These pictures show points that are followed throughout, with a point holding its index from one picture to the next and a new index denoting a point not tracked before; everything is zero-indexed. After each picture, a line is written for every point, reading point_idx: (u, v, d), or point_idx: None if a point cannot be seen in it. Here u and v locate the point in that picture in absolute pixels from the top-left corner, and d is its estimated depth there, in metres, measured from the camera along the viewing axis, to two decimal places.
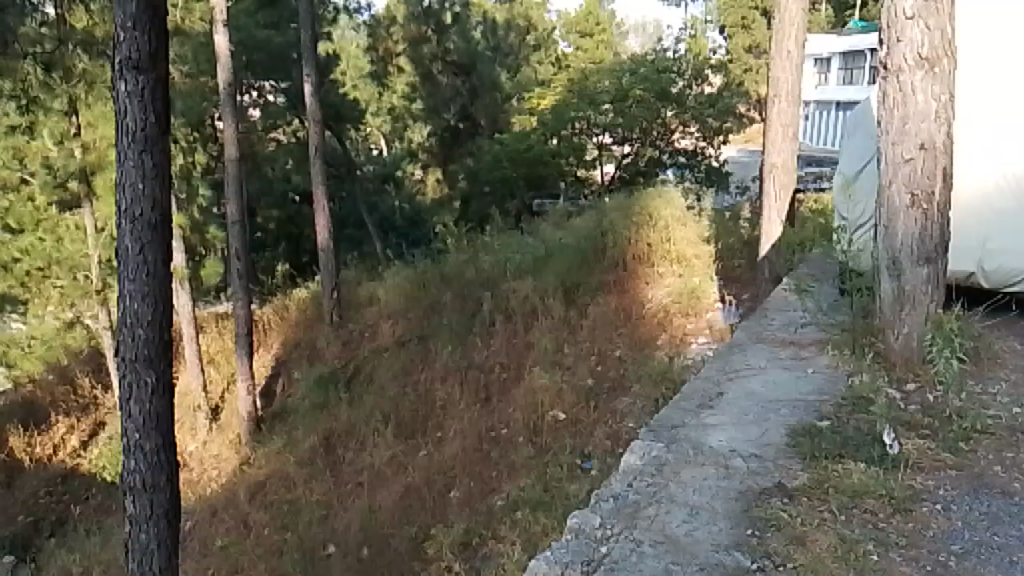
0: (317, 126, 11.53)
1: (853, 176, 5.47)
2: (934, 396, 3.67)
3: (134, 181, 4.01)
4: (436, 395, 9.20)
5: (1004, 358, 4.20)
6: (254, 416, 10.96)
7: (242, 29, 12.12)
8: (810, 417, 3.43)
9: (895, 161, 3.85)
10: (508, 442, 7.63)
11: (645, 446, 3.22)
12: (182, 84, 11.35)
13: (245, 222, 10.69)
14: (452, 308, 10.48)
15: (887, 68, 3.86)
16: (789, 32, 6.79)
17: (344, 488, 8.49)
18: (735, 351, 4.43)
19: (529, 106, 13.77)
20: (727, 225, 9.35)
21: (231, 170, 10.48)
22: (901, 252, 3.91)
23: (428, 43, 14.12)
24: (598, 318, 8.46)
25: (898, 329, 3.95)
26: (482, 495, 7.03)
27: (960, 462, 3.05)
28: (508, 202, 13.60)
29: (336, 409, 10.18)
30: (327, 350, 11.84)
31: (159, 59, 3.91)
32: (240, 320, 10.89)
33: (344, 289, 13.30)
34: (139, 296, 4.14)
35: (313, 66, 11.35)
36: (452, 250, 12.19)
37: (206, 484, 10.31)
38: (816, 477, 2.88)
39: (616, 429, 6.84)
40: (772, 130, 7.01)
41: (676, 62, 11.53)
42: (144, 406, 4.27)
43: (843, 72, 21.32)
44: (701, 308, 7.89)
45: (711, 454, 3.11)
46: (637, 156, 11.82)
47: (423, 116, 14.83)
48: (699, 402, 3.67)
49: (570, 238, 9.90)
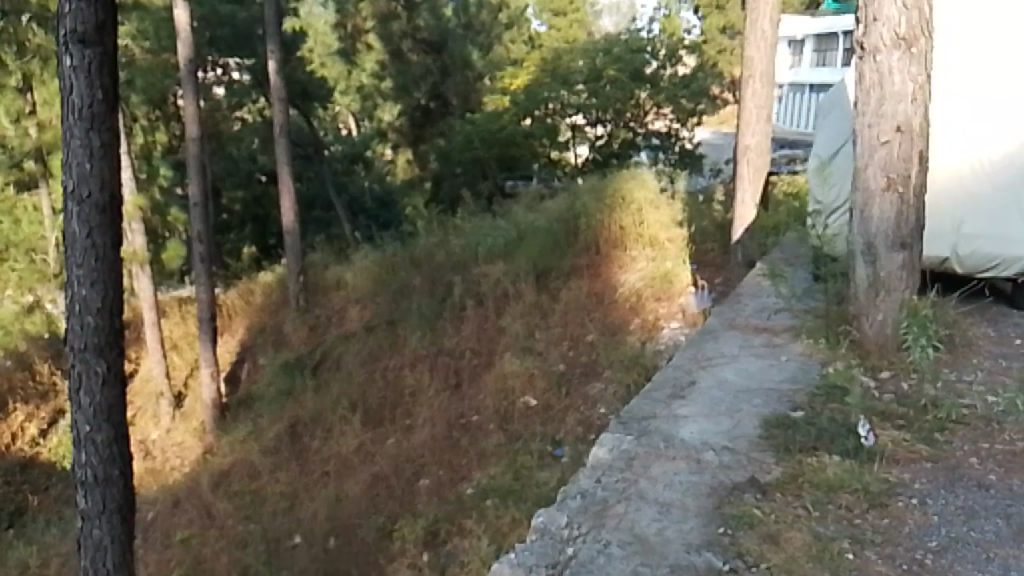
0: (282, 104, 11.29)
1: (828, 158, 5.37)
2: (909, 384, 3.63)
3: (81, 160, 3.81)
4: (405, 381, 9.08)
5: (977, 345, 4.17)
6: (218, 403, 10.78)
7: (205, 3, 12.10)
8: (784, 407, 3.35)
9: (871, 144, 3.75)
10: (478, 429, 7.53)
11: (614, 439, 3.12)
12: (142, 61, 11.26)
13: (207, 204, 10.43)
14: (422, 292, 10.34)
15: (864, 48, 3.74)
16: (763, 11, 6.70)
17: (312, 477, 8.40)
18: (708, 338, 4.34)
19: (502, 86, 13.49)
20: (700, 208, 9.23)
21: (193, 150, 10.23)
22: (876, 236, 3.82)
23: (397, 20, 13.91)
24: (570, 302, 8.36)
25: (873, 316, 3.88)
26: (451, 483, 6.95)
27: (936, 453, 2.98)
28: (481, 183, 13.31)
29: (302, 396, 10.06)
30: (295, 336, 11.65)
31: (107, 33, 3.71)
32: (203, 305, 10.60)
33: (312, 272, 12.96)
34: (87, 282, 3.96)
35: (278, 43, 11.12)
36: (422, 233, 12.04)
37: (170, 472, 10.18)
38: (789, 471, 2.80)
39: (588, 415, 6.78)
40: (745, 111, 6.91)
41: (650, 42, 11.29)
42: (93, 397, 4.09)
43: (817, 54, 21.39)
44: (674, 293, 7.73)
45: (682, 447, 3.02)
46: (611, 138, 11.66)
47: (393, 96, 14.62)
48: (671, 392, 3.58)
49: (544, 220, 9.76)
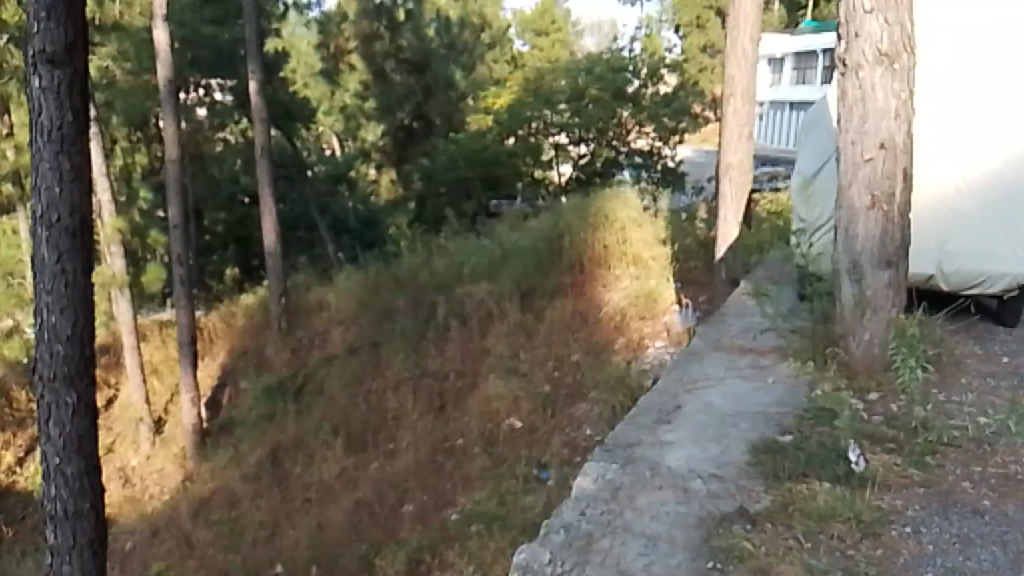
0: (264, 125, 11.21)
1: (811, 176, 5.32)
2: (898, 406, 3.56)
3: (51, 184, 3.71)
4: (388, 405, 8.96)
5: (965, 363, 4.13)
6: (199, 428, 10.64)
7: (185, 25, 12.18)
8: (772, 431, 3.28)
9: (854, 161, 3.71)
10: (463, 452, 7.43)
11: (599, 468, 3.03)
12: (125, 82, 11.37)
13: (187, 226, 10.32)
14: (406, 313, 10.25)
15: (846, 65, 3.71)
16: (743, 28, 6.69)
17: (293, 504, 8.31)
18: (693, 360, 4.26)
19: (484, 105, 13.47)
20: (682, 225, 9.20)
21: (173, 172, 10.12)
22: (861, 254, 3.77)
23: (380, 40, 14.27)
24: (555, 321, 8.29)
25: (859, 336, 3.83)
26: (436, 508, 6.85)
27: (928, 478, 2.91)
28: (465, 202, 13.25)
29: (283, 421, 9.95)
30: (276, 359, 11.50)
31: (78, 52, 3.61)
32: (184, 328, 10.46)
33: (293, 294, 12.83)
34: (57, 309, 3.84)
35: (259, 63, 11.06)
36: (406, 254, 11.97)
37: (149, 500, 9.95)
38: (779, 500, 2.71)
39: (573, 437, 6.68)
40: (727, 129, 6.90)
41: (631, 61, 11.33)
42: (63, 429, 3.96)
43: (796, 72, 21.64)
44: (658, 312, 7.67)
45: (669, 475, 2.94)
46: (593, 157, 11.58)
47: (376, 116, 14.75)
48: (656, 417, 3.49)
49: (528, 239, 9.68)
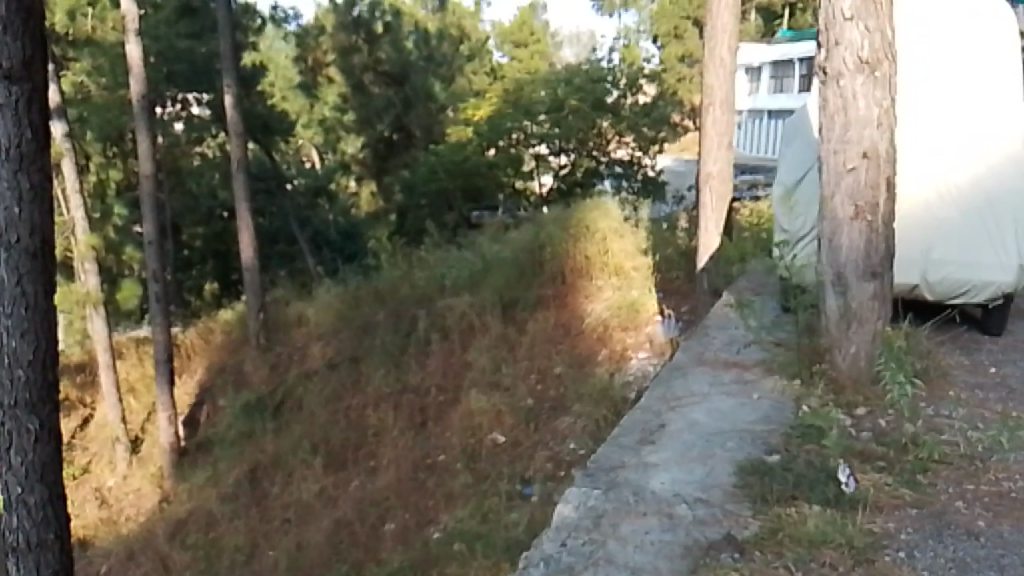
0: (240, 139, 11.08)
1: (792, 186, 5.26)
2: (886, 421, 3.49)
3: (8, 204, 3.53)
4: (368, 421, 8.83)
5: (952, 375, 4.08)
6: (176, 447, 10.46)
7: (161, 39, 11.95)
8: (759, 451, 3.18)
9: (836, 171, 3.64)
10: (444, 469, 7.29)
11: (580, 495, 2.91)
12: (99, 98, 11.33)
13: (162, 242, 10.17)
14: (385, 327, 10.14)
15: (826, 73, 3.65)
16: (721, 39, 6.65)
17: (271, 525, 8.16)
18: (676, 376, 4.17)
19: (464, 117, 13.21)
20: (663, 234, 9.08)
21: (147, 188, 9.96)
22: (846, 266, 3.69)
23: (358, 52, 14.20)
24: (536, 334, 8.19)
25: (846, 348, 3.76)
26: (418, 527, 6.73)
27: (920, 498, 2.83)
28: (447, 214, 13.14)
29: (262, 440, 9.80)
30: (255, 375, 11.32)
31: (36, 68, 3.45)
32: (160, 346, 10.28)
33: (272, 309, 12.67)
34: (17, 334, 3.67)
35: (235, 77, 10.92)
36: (386, 267, 11.85)
37: (125, 522, 9.73)
38: (768, 525, 2.62)
39: (557, 451, 6.57)
40: (707, 139, 6.85)
41: (610, 72, 11.33)
42: (26, 456, 3.78)
43: (774, 80, 21.81)
44: (640, 322, 7.61)
45: (653, 501, 2.83)
46: (574, 167, 11.59)
47: (356, 128, 14.67)
48: (639, 437, 3.39)
49: (508, 250, 9.56)
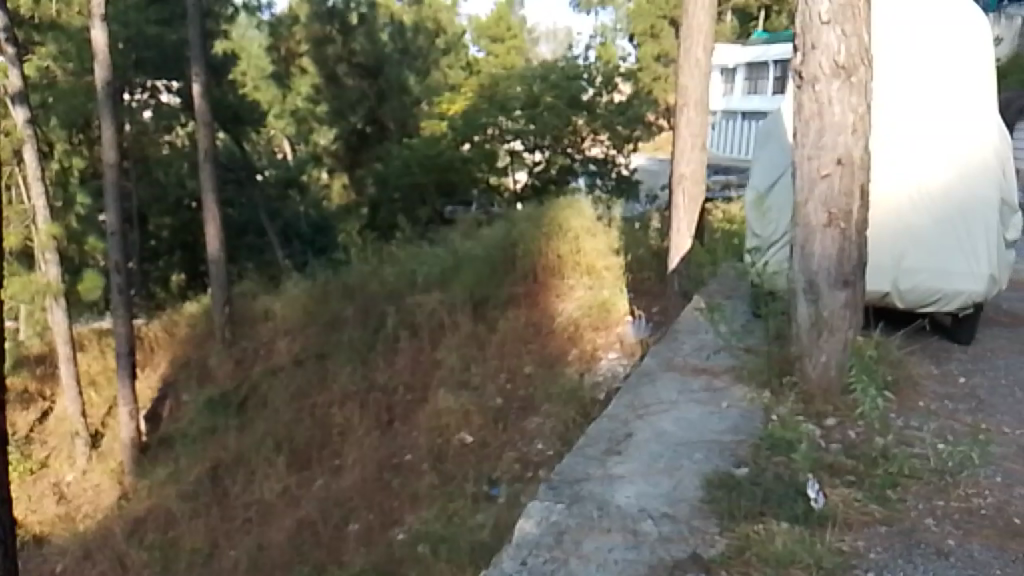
0: (208, 129, 10.83)
1: (765, 191, 5.21)
2: (856, 433, 3.45)
3: None
4: (334, 420, 8.70)
5: (921, 386, 4.08)
6: (138, 442, 10.23)
7: (129, 25, 11.59)
8: (726, 463, 3.12)
9: (810, 177, 3.58)
10: (410, 470, 7.18)
11: (543, 510, 2.82)
12: (65, 83, 11.03)
13: (125, 233, 9.92)
14: (354, 323, 10.10)
15: (802, 78, 3.59)
16: (697, 40, 6.59)
17: (232, 524, 8.01)
18: (645, 382, 4.10)
19: (438, 110, 12.93)
20: (636, 235, 8.96)
21: (111, 177, 9.70)
22: (818, 274, 3.64)
23: (332, 43, 14.02)
24: (506, 333, 8.09)
25: (816, 357, 3.72)
26: (382, 528, 6.61)
27: (890, 515, 2.78)
28: (419, 209, 13.03)
29: (225, 436, 9.62)
30: (219, 370, 11.12)
31: None
32: (122, 339, 10.03)
33: (239, 302, 12.47)
34: None
35: (203, 65, 10.67)
36: (356, 262, 11.71)
37: (82, 518, 9.46)
38: (735, 544, 2.54)
39: (525, 452, 6.47)
40: (680, 139, 6.79)
41: (586, 69, 11.27)
42: None
43: (748, 82, 21.92)
44: (611, 323, 7.55)
45: (618, 516, 2.75)
46: (549, 164, 11.53)
47: (328, 120, 14.43)
48: (605, 447, 3.31)
49: (480, 247, 9.45)
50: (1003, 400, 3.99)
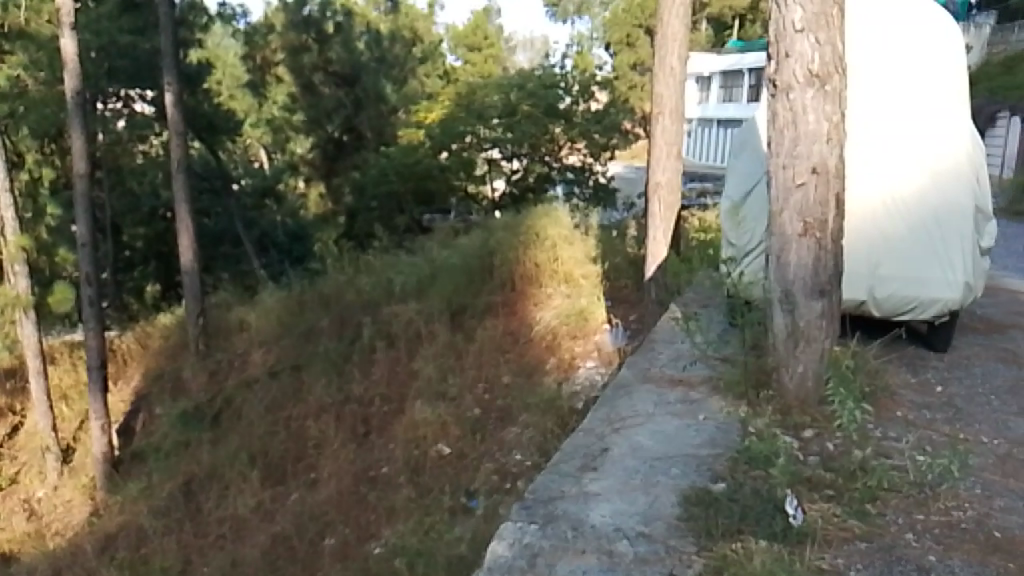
0: (180, 138, 10.66)
1: (740, 200, 5.20)
2: (834, 445, 3.42)
3: None
4: (309, 432, 8.58)
5: (899, 395, 4.08)
6: (110, 457, 10.02)
7: (102, 34, 11.36)
8: (704, 479, 3.08)
9: (785, 186, 3.55)
10: (387, 483, 7.07)
11: (516, 531, 2.75)
12: (36, 92, 10.79)
13: (96, 244, 9.76)
14: (330, 334, 9.99)
15: (776, 86, 3.56)
16: (672, 48, 6.57)
17: (206, 540, 7.86)
18: (621, 394, 4.05)
19: (416, 119, 12.82)
20: (614, 243, 8.95)
21: (81, 188, 9.52)
22: (794, 283, 3.60)
23: (309, 52, 13.90)
24: (484, 342, 8.01)
25: (793, 368, 3.69)
26: (359, 543, 6.50)
27: (870, 531, 2.74)
28: (397, 217, 12.94)
29: (198, 450, 9.46)
30: (194, 383, 10.92)
31: None
32: (93, 351, 9.82)
33: (213, 313, 12.30)
34: None
35: (175, 74, 10.51)
36: (332, 271, 11.61)
37: (52, 536, 9.23)
38: (713, 563, 2.49)
39: (503, 463, 6.36)
40: (656, 148, 6.77)
41: (563, 78, 11.23)
42: None
43: (723, 90, 22.10)
44: (589, 331, 7.51)
45: (594, 537, 2.69)
46: (526, 172, 11.51)
47: (305, 128, 14.26)
48: (581, 463, 3.25)
49: (457, 256, 9.38)
50: (980, 409, 3.99)
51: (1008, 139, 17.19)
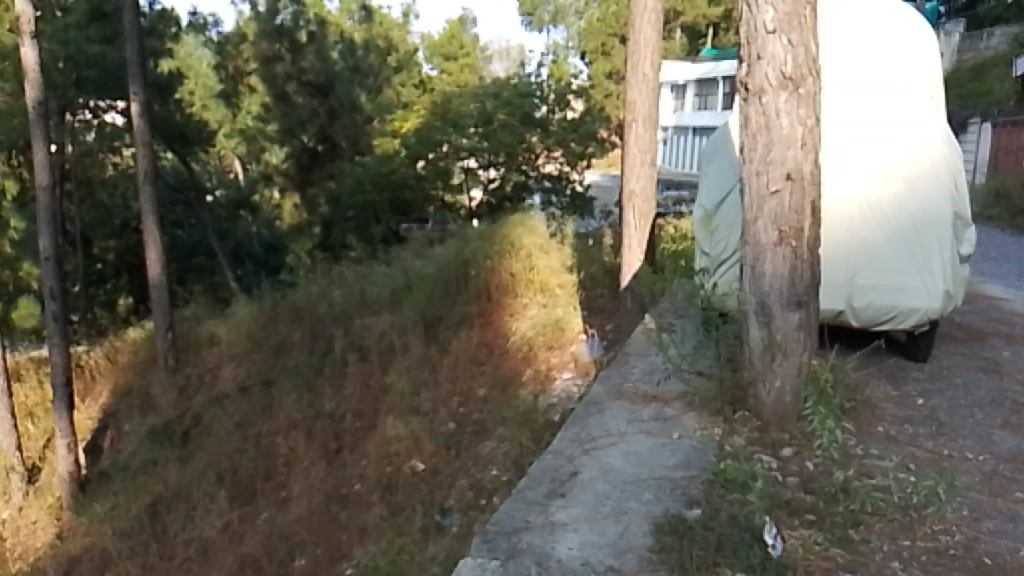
0: (148, 149, 10.37)
1: (713, 209, 5.09)
2: (813, 465, 3.30)
3: None
4: (278, 449, 8.35)
5: (880, 408, 3.98)
6: (77, 476, 9.69)
7: (68, 43, 11.09)
8: (677, 504, 2.93)
9: (759, 194, 3.42)
10: (359, 501, 6.86)
11: (476, 568, 2.58)
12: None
13: (60, 256, 9.51)
14: (302, 348, 9.77)
15: (748, 89, 3.42)
16: (644, 54, 6.45)
17: (171, 563, 7.61)
18: (593, 412, 3.90)
19: (391, 128, 12.69)
20: (590, 252, 8.86)
21: (43, 200, 9.21)
22: (769, 295, 3.46)
23: (281, 61, 13.68)
24: (458, 355, 7.82)
25: (771, 382, 3.56)
26: (330, 564, 6.29)
27: (853, 560, 2.60)
28: (372, 227, 12.72)
29: (166, 468, 9.16)
30: (162, 399, 10.57)
31: None
32: (58, 367, 9.47)
33: (184, 327, 12.01)
34: None
35: (142, 84, 10.23)
36: (304, 283, 11.40)
37: (14, 560, 8.84)
38: None
39: (478, 479, 6.15)
40: (629, 155, 6.65)
41: (538, 86, 11.12)
42: None
43: (698, 98, 22.21)
44: (565, 341, 7.34)
45: (559, 572, 2.53)
46: (503, 181, 11.35)
47: (278, 139, 14.00)
48: (547, 490, 3.09)
49: (432, 267, 9.23)
50: (963, 422, 3.89)
51: (980, 145, 17.33)
